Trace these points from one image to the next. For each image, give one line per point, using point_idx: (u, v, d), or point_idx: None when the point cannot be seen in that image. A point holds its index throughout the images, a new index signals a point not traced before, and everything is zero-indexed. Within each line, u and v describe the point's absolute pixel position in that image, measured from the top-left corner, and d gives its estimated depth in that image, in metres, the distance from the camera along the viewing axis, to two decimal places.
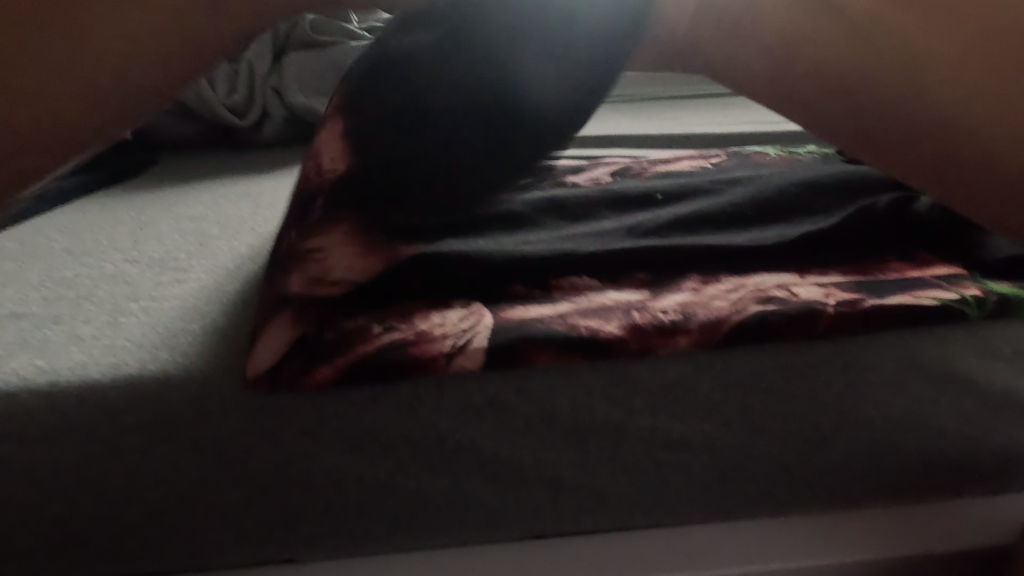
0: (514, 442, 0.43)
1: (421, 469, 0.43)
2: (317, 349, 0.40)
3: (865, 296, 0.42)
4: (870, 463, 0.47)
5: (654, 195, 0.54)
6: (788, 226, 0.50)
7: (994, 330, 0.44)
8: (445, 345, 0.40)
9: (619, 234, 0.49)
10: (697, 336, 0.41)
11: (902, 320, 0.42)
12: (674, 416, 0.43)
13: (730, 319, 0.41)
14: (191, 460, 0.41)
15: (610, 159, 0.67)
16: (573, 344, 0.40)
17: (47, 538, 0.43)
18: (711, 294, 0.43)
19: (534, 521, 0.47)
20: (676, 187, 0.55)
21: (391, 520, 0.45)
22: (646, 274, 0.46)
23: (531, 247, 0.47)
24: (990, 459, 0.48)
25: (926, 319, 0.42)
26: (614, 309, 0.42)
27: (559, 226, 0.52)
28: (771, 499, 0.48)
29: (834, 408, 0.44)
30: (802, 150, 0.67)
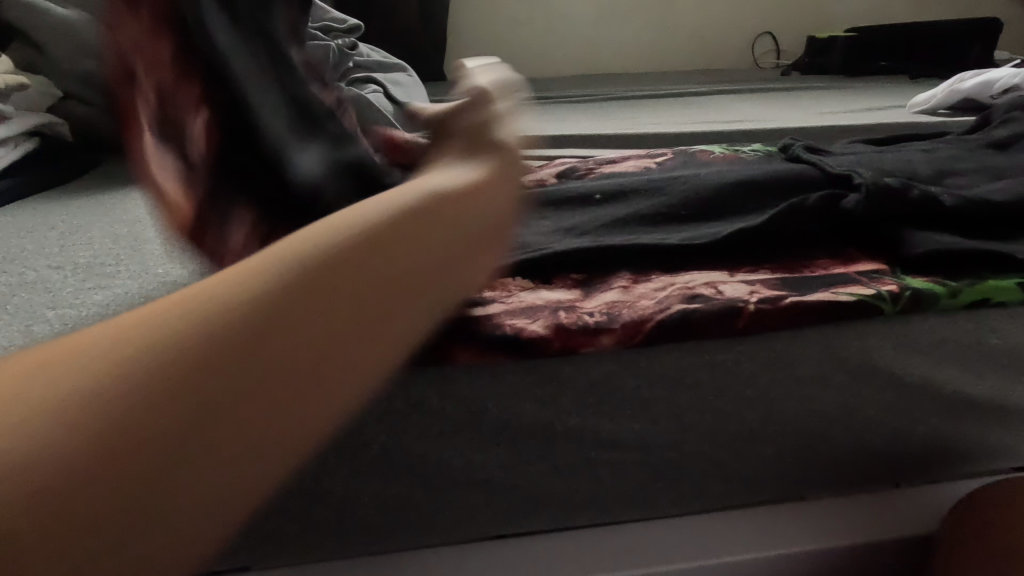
0: (442, 446, 0.42)
1: (349, 476, 0.42)
2: None
3: (786, 295, 0.43)
4: (799, 459, 0.48)
5: (592, 196, 0.56)
6: (712, 226, 0.50)
7: (916, 323, 0.44)
8: None
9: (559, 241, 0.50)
10: (619, 335, 0.41)
11: (822, 313, 0.43)
12: (602, 415, 0.43)
13: (651, 318, 0.41)
14: None
15: (560, 162, 0.69)
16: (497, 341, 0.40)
17: None
18: (638, 293, 0.44)
19: (471, 521, 0.46)
20: (619, 188, 0.55)
21: (321, 529, 0.44)
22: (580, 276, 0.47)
23: None
24: (917, 449, 0.49)
25: (847, 312, 0.43)
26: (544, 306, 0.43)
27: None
28: (706, 492, 0.48)
29: (763, 403, 0.44)
30: (747, 149, 0.68)
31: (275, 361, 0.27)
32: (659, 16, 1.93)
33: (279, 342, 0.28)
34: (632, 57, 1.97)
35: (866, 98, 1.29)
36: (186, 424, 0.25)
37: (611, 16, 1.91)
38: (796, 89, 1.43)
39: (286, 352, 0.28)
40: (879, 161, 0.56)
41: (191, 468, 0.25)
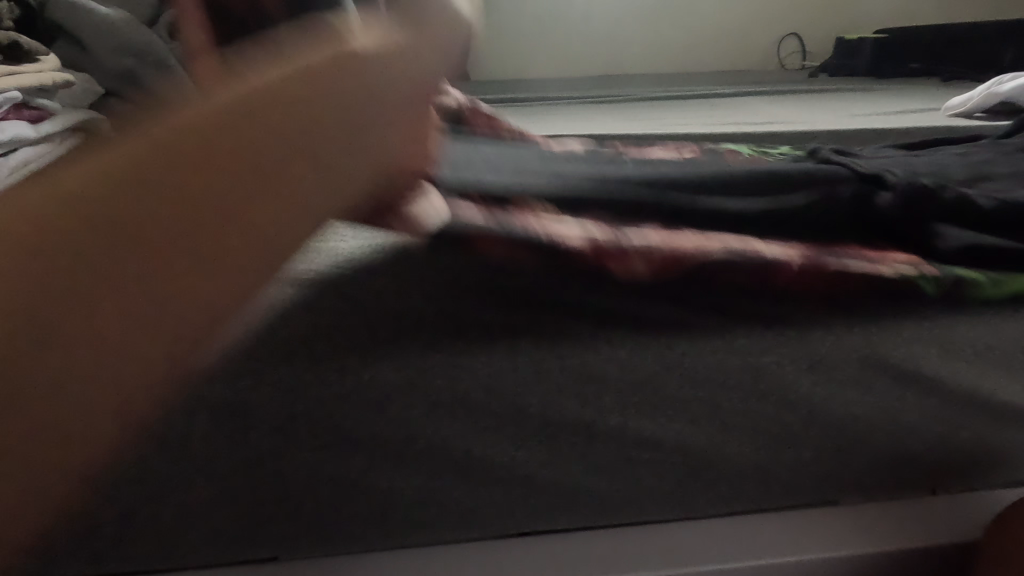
0: (485, 440, 0.43)
1: (393, 468, 0.43)
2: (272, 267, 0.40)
3: (829, 262, 0.44)
4: (838, 463, 0.47)
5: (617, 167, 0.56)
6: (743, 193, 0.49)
7: (951, 328, 0.45)
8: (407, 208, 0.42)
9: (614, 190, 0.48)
10: (655, 263, 0.41)
11: (852, 307, 0.45)
12: (642, 413, 0.44)
13: (691, 254, 0.42)
14: (155, 462, 0.41)
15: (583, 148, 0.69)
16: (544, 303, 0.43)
17: None
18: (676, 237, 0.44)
19: (508, 520, 0.46)
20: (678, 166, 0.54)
21: (362, 520, 0.45)
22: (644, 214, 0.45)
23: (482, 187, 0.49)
24: (958, 458, 0.49)
25: (876, 304, 0.45)
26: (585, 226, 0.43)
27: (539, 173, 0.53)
28: (745, 495, 0.48)
29: (803, 407, 0.45)
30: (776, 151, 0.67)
31: (142, 193, 0.35)
32: (683, 17, 1.92)
33: (167, 202, 0.35)
34: (656, 58, 1.96)
35: (897, 100, 1.27)
36: (131, 272, 0.34)
37: (635, 17, 1.90)
38: (825, 91, 1.42)
39: (201, 217, 0.35)
40: (923, 167, 0.56)
41: (117, 298, 0.34)
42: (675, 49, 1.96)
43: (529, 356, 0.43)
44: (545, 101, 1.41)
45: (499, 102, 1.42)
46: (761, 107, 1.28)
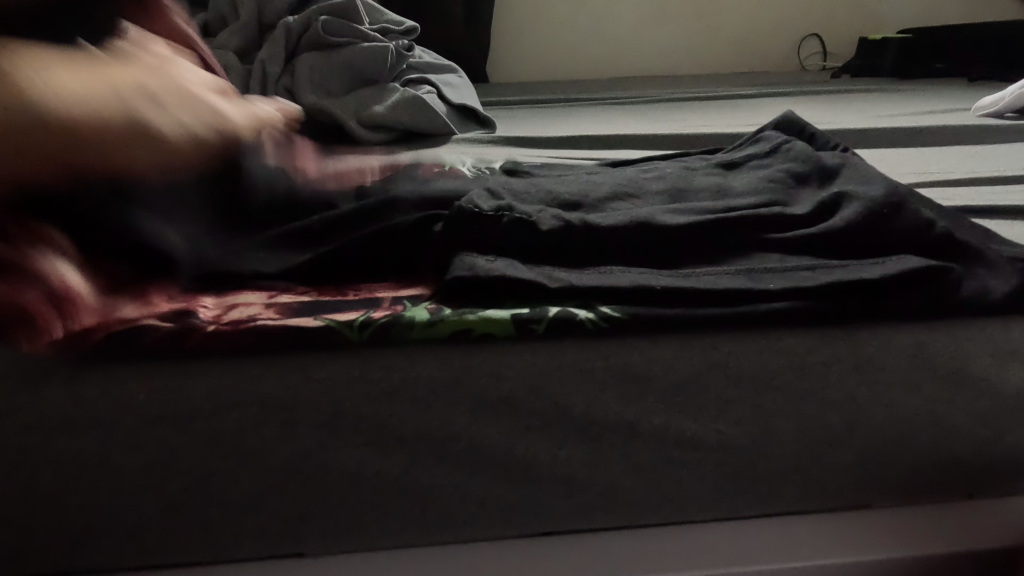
0: (528, 438, 0.43)
1: (437, 465, 0.43)
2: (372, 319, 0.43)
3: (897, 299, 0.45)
4: (881, 465, 0.47)
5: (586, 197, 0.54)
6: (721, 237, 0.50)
7: (992, 330, 0.45)
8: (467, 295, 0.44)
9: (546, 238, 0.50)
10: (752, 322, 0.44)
11: (900, 315, 0.45)
12: (686, 414, 0.44)
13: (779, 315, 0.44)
14: (206, 453, 0.42)
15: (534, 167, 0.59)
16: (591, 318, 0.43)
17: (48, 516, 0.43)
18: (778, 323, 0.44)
19: (546, 519, 0.46)
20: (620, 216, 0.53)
21: (402, 518, 0.45)
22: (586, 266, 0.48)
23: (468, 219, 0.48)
24: (1003, 463, 0.48)
25: (925, 314, 0.45)
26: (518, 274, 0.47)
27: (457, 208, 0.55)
28: (783, 497, 0.47)
29: (847, 408, 0.44)
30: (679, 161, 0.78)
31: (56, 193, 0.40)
32: (703, 18, 1.91)
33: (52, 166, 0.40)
34: (675, 59, 1.95)
35: (923, 102, 1.26)
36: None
37: (653, 18, 1.90)
38: (848, 93, 1.40)
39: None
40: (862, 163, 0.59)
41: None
42: (694, 51, 1.95)
43: (570, 357, 0.43)
44: (565, 104, 1.41)
45: (519, 104, 1.42)
46: (783, 109, 1.27)
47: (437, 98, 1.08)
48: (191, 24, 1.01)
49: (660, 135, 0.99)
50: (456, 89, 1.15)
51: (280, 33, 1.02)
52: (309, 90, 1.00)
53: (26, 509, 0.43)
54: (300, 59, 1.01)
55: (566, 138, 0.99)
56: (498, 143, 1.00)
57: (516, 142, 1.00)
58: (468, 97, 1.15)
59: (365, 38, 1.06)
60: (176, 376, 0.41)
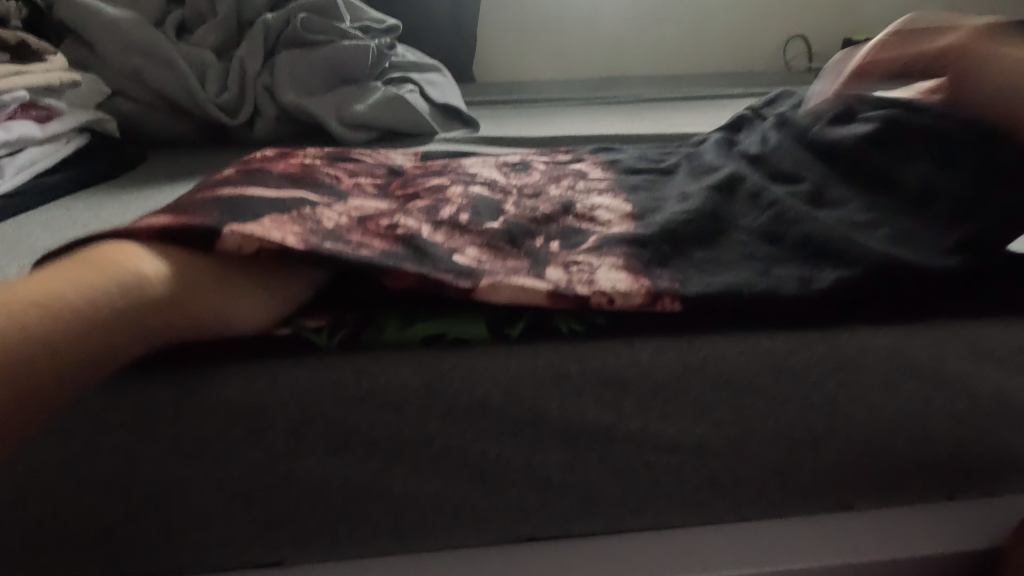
0: (504, 443, 0.42)
1: (409, 472, 0.42)
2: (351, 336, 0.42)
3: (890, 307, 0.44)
4: (863, 466, 0.46)
5: (585, 210, 0.53)
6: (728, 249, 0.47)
7: (974, 331, 0.45)
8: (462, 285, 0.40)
9: (551, 229, 0.50)
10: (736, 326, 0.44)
11: (887, 314, 0.45)
12: (665, 418, 0.43)
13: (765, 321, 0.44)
14: (169, 462, 0.41)
15: (534, 187, 0.57)
16: (569, 322, 0.43)
17: (7, 530, 0.42)
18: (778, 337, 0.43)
19: (523, 524, 0.45)
20: (621, 207, 0.53)
21: (375, 526, 0.44)
22: (588, 245, 0.47)
23: (451, 246, 0.45)
24: (983, 463, 0.48)
25: (915, 313, 0.45)
26: (519, 255, 0.46)
27: (458, 197, 0.53)
28: (764, 500, 0.47)
29: (826, 410, 0.44)
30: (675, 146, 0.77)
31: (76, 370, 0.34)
32: (690, 17, 1.91)
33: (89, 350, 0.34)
34: (661, 59, 1.95)
35: None
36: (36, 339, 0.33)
37: (640, 17, 1.90)
38: None
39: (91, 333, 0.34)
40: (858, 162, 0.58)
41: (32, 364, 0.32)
42: (680, 50, 1.95)
43: (546, 361, 0.42)
44: (550, 103, 1.40)
45: (504, 103, 1.41)
46: None
47: (419, 97, 1.07)
48: (168, 21, 0.99)
49: (645, 134, 0.98)
50: (438, 87, 1.14)
51: (258, 30, 1.01)
52: (287, 89, 0.99)
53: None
54: (278, 56, 1.00)
55: (549, 138, 0.98)
56: (480, 142, 0.99)
57: (499, 141, 0.99)
58: (451, 95, 1.14)
59: (345, 34, 1.04)
60: (132, 388, 0.39)
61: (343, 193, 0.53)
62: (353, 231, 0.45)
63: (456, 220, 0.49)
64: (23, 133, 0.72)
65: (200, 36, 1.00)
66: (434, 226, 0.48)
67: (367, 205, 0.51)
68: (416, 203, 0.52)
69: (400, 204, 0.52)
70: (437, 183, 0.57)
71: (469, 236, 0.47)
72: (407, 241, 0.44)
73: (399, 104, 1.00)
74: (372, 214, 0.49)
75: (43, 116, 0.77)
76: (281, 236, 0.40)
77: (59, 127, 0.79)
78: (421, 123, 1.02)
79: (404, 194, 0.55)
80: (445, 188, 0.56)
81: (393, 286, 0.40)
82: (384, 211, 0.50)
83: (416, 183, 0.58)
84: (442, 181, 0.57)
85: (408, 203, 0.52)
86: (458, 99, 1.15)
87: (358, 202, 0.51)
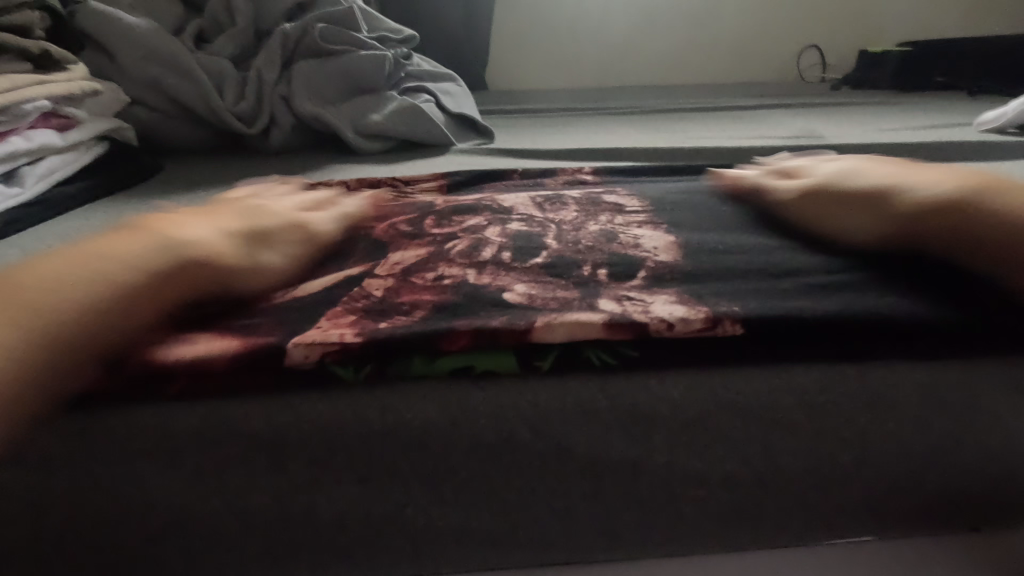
0: (529, 475, 0.42)
1: (431, 503, 0.42)
2: (393, 378, 0.41)
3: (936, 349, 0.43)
4: (889, 500, 0.45)
5: (628, 241, 0.52)
6: (784, 279, 0.46)
7: (1008, 368, 0.44)
8: (512, 324, 0.40)
9: (597, 258, 0.49)
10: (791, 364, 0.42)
11: (933, 350, 0.43)
12: (691, 452, 0.42)
13: (821, 357, 0.42)
14: (190, 489, 0.40)
15: (568, 220, 0.57)
16: (600, 354, 0.41)
17: (23, 553, 0.41)
18: (811, 378, 0.42)
19: (544, 553, 0.45)
20: (664, 237, 0.52)
21: (394, 554, 0.44)
22: (640, 278, 0.46)
23: (498, 288, 0.44)
24: (1012, 497, 0.47)
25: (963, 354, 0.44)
26: (567, 287, 0.45)
27: (497, 235, 0.53)
28: (788, 532, 0.46)
29: (854, 445, 0.43)
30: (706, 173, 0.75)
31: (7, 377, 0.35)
32: (703, 25, 1.90)
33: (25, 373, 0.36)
34: (675, 68, 1.95)
35: (927, 114, 1.24)
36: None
37: (652, 25, 1.89)
38: (849, 104, 1.40)
39: (43, 313, 0.37)
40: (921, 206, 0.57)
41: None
42: (693, 59, 1.94)
43: (575, 395, 0.41)
44: (565, 112, 1.40)
45: (519, 113, 1.41)
46: (785, 121, 1.25)
47: (435, 107, 1.07)
48: (187, 30, 0.99)
49: (662, 146, 0.97)
50: (454, 98, 1.14)
51: (277, 40, 1.01)
52: (305, 100, 0.99)
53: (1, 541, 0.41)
54: (297, 68, 1.00)
55: (568, 150, 0.97)
56: (498, 153, 0.99)
57: (517, 154, 0.98)
58: (468, 105, 1.14)
59: (363, 45, 1.04)
60: (156, 418, 0.39)
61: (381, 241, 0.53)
62: (402, 288, 0.45)
63: (499, 258, 0.49)
64: (43, 142, 0.73)
65: (219, 45, 1.00)
66: (477, 266, 0.47)
67: (411, 253, 0.51)
68: (454, 243, 0.52)
69: (441, 248, 0.51)
70: (474, 222, 0.56)
71: (514, 275, 0.46)
72: (454, 291, 0.44)
73: (416, 116, 1.00)
74: (414, 266, 0.48)
75: (64, 125, 0.78)
76: (339, 333, 0.40)
77: (78, 135, 0.80)
78: (443, 136, 1.02)
79: (441, 232, 0.54)
80: (478, 223, 0.55)
81: (449, 348, 0.40)
82: (429, 259, 0.49)
83: (448, 216, 0.58)
84: (476, 217, 0.57)
85: (450, 245, 0.52)
86: (474, 110, 1.14)
87: (402, 255, 0.51)
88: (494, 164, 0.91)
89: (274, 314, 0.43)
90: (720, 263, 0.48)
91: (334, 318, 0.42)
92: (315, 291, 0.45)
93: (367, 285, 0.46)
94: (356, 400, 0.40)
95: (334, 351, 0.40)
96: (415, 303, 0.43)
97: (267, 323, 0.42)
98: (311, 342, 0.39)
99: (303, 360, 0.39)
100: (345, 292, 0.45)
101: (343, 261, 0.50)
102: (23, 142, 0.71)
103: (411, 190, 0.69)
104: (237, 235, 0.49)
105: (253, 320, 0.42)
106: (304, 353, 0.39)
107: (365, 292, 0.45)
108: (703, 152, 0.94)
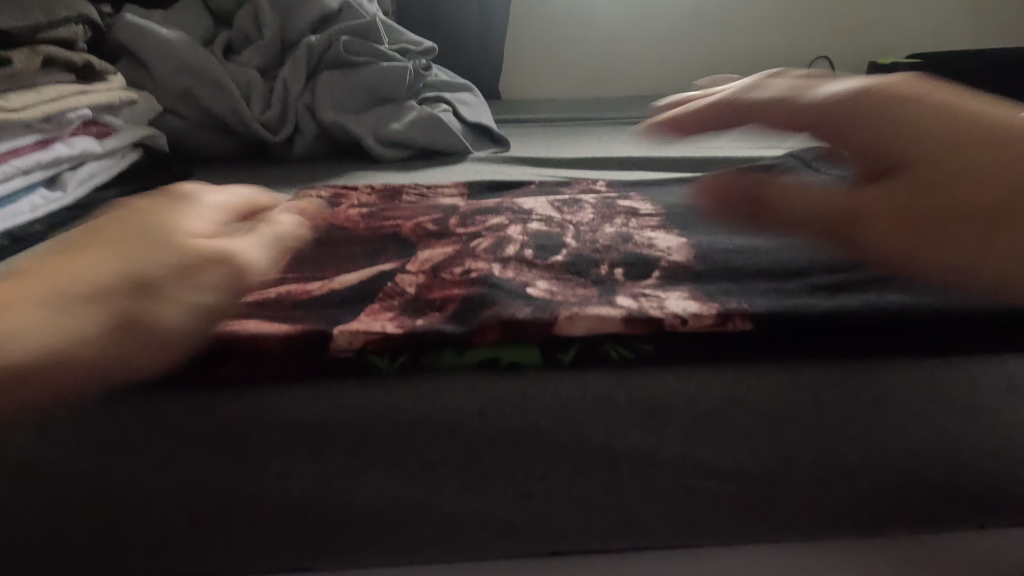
0: (549, 463, 0.44)
1: (457, 489, 0.44)
2: (426, 364, 0.44)
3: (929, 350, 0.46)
4: (894, 495, 0.47)
5: (642, 242, 0.55)
6: (787, 281, 0.48)
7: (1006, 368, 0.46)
8: (537, 317, 0.43)
9: (614, 256, 0.52)
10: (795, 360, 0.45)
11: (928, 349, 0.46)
12: (704, 443, 0.44)
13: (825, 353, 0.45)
14: (234, 472, 0.43)
15: (585, 222, 0.60)
16: (619, 349, 0.44)
17: (77, 531, 0.44)
18: (814, 375, 0.45)
19: (562, 541, 0.47)
20: (678, 238, 0.55)
21: (421, 540, 0.46)
22: (655, 277, 0.49)
23: (522, 284, 0.47)
24: (1014, 494, 0.49)
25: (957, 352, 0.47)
26: (587, 284, 0.48)
27: (518, 234, 0.56)
28: (798, 525, 0.48)
29: (859, 439, 0.45)
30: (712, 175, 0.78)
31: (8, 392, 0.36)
32: (713, 37, 1.93)
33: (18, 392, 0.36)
34: (687, 79, 1.98)
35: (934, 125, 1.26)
36: None
37: (663, 38, 1.92)
38: None
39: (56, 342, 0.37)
40: None
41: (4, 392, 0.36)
42: (705, 70, 1.97)
43: (594, 388, 0.44)
44: (578, 122, 1.43)
45: (534, 123, 1.44)
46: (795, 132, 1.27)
47: (453, 116, 1.10)
48: (217, 43, 1.04)
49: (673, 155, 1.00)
50: (470, 107, 1.17)
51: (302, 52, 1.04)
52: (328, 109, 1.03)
53: (57, 521, 0.44)
54: (321, 78, 1.04)
55: (582, 159, 1.00)
56: (514, 161, 1.02)
57: (532, 161, 1.01)
58: (484, 114, 1.17)
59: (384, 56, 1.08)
60: (207, 405, 0.43)
61: (409, 243, 0.56)
62: (436, 283, 0.48)
63: (521, 256, 0.52)
64: (84, 148, 0.77)
65: (247, 57, 1.04)
66: (502, 264, 0.50)
67: (437, 250, 0.54)
68: (478, 242, 0.55)
69: (463, 245, 0.54)
70: (496, 222, 0.59)
71: (536, 272, 0.49)
72: (482, 284, 0.47)
73: (434, 125, 1.04)
74: (441, 262, 0.51)
75: (102, 132, 0.82)
76: (380, 325, 0.43)
77: (115, 142, 0.84)
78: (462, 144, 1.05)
79: (465, 232, 0.57)
80: (500, 224, 0.58)
81: (479, 341, 0.43)
82: (451, 253, 0.53)
83: (471, 219, 0.61)
84: (496, 220, 0.60)
85: (473, 243, 0.54)
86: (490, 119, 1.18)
87: (427, 250, 0.54)
88: (510, 172, 0.94)
89: (312, 309, 0.46)
90: (728, 262, 0.51)
91: (371, 311, 0.45)
92: (349, 287, 0.48)
93: (397, 280, 0.49)
94: (390, 390, 0.43)
95: (374, 342, 0.43)
96: (448, 298, 0.46)
97: (307, 315, 0.45)
98: (353, 333, 0.43)
99: (345, 351, 0.43)
100: (379, 288, 0.48)
101: (375, 260, 0.53)
102: (66, 148, 0.74)
103: (433, 195, 0.72)
104: (126, 282, 0.40)
105: (293, 313, 0.45)
106: (347, 342, 0.43)
107: (401, 288, 0.48)
108: (714, 160, 0.97)
